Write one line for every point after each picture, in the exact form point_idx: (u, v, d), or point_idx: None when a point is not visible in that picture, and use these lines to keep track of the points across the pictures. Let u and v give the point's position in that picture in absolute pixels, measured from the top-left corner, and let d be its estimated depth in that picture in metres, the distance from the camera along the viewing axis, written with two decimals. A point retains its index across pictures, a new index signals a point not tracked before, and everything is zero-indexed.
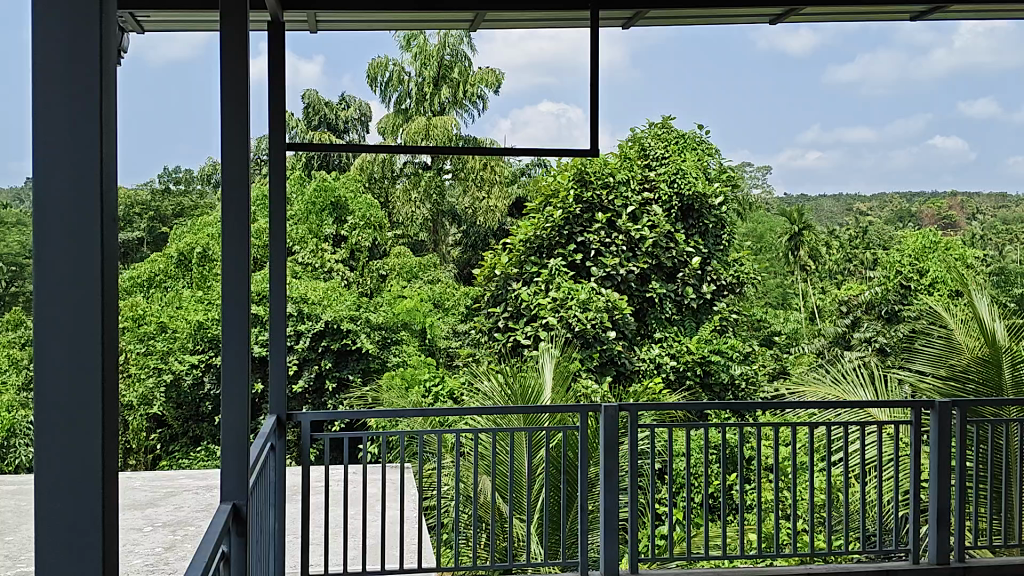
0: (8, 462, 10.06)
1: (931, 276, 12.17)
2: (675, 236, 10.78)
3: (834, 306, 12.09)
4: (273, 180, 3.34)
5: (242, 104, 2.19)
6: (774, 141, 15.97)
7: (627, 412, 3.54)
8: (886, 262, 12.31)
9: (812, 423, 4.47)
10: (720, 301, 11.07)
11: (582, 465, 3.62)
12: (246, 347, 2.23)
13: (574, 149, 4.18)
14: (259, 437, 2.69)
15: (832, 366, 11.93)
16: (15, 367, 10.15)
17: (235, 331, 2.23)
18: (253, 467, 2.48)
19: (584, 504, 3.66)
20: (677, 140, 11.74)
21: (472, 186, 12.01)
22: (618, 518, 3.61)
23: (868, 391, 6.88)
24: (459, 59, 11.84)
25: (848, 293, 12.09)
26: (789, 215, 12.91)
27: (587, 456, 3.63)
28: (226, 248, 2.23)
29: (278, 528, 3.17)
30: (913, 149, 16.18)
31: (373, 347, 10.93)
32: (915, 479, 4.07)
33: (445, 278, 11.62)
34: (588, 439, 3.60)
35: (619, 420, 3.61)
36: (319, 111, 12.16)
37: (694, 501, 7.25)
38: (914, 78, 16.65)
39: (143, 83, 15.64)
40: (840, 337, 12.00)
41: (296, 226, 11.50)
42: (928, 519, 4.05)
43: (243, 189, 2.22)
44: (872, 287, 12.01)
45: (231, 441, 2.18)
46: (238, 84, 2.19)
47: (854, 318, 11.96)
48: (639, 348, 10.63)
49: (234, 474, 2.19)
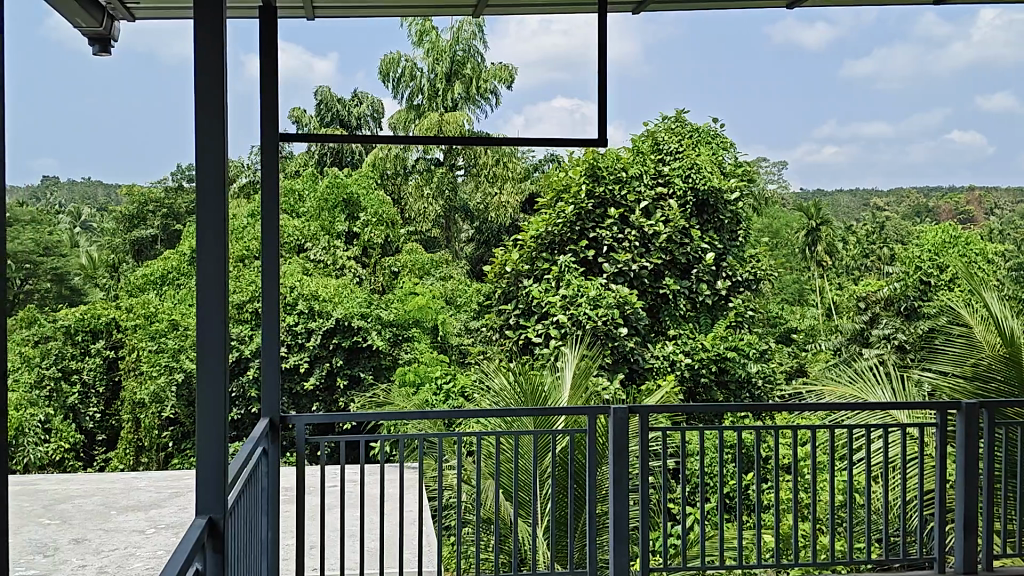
0: (19, 461, 11.13)
1: (951, 273, 11.76)
2: (690, 231, 10.67)
3: (852, 302, 11.79)
4: (267, 182, 3.26)
5: (218, 81, 1.92)
6: (791, 136, 15.86)
7: (638, 414, 3.43)
8: (905, 258, 12.28)
9: (835, 424, 4.37)
10: (736, 298, 10.96)
11: (590, 468, 3.48)
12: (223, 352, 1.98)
13: (582, 138, 3.97)
14: (249, 441, 2.57)
15: (850, 364, 11.53)
16: (26, 367, 10.82)
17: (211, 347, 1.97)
18: (236, 480, 2.33)
19: (592, 513, 3.52)
20: (690, 134, 11.60)
21: (484, 181, 12.13)
22: (629, 526, 3.47)
23: (887, 391, 6.77)
24: (471, 55, 11.88)
25: (868, 290, 11.69)
26: (806, 211, 13.11)
27: (595, 461, 3.49)
28: (200, 245, 1.95)
29: (272, 536, 3.13)
30: (931, 143, 16.06)
31: (384, 344, 10.84)
32: (940, 485, 3.93)
33: (457, 275, 11.78)
34: (594, 440, 3.47)
35: (627, 422, 3.49)
36: (331, 107, 12.15)
37: (710, 502, 7.23)
38: (931, 72, 16.59)
39: (139, 80, 15.28)
40: (859, 333, 11.65)
41: (308, 223, 11.43)
42: (954, 526, 3.96)
43: (219, 180, 1.95)
44: (892, 282, 11.52)
45: (208, 460, 1.96)
46: (217, 55, 1.93)
47: (873, 315, 11.57)
48: (653, 345, 10.54)
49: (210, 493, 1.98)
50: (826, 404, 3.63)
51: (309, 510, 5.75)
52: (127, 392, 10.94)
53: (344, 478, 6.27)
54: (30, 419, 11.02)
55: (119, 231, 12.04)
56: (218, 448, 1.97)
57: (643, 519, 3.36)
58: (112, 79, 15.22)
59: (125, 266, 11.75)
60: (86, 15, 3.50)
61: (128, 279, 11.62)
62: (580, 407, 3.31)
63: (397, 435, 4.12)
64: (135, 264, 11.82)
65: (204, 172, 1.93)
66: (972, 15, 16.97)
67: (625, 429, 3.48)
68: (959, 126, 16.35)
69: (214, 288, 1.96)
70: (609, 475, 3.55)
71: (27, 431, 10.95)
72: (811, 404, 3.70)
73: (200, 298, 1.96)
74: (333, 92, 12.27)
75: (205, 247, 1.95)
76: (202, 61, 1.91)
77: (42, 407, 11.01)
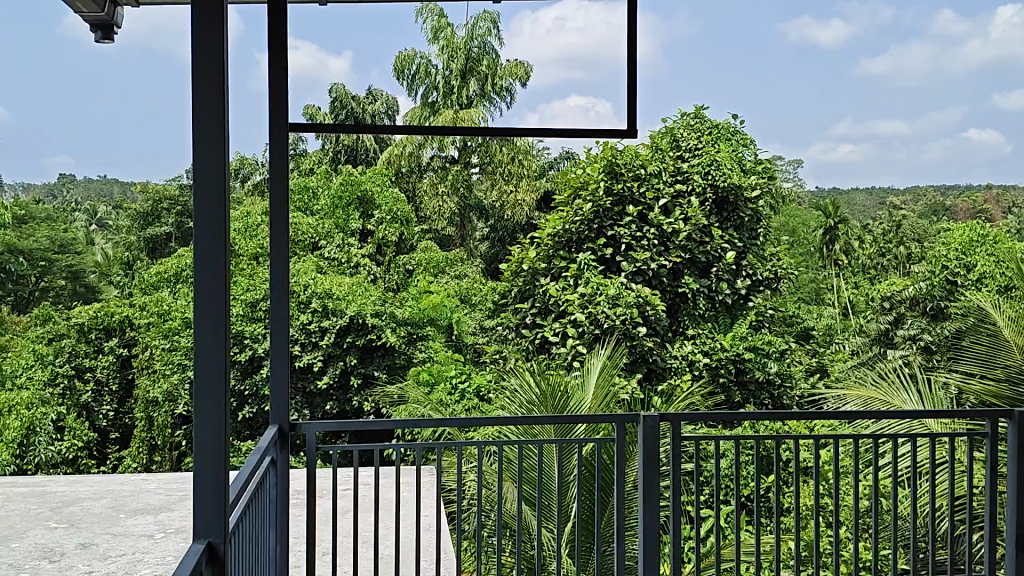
0: (27, 460, 10.97)
1: (979, 270, 11.72)
2: (710, 230, 10.59)
3: (877, 303, 11.83)
4: (274, 185, 3.00)
5: (218, 77, 1.76)
6: (807, 133, 15.71)
7: (670, 422, 3.27)
8: (932, 256, 12.21)
9: (879, 435, 4.20)
10: (755, 297, 10.93)
11: (618, 473, 3.37)
12: (222, 367, 1.81)
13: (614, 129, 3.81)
14: (256, 452, 2.46)
15: (876, 367, 11.58)
16: (41, 364, 11.09)
17: (209, 362, 1.80)
18: (240, 496, 2.18)
19: (621, 520, 3.39)
20: (710, 131, 11.42)
21: (500, 180, 11.90)
22: (658, 538, 3.31)
23: (912, 394, 6.73)
24: (487, 51, 11.77)
25: (893, 289, 11.74)
26: (824, 209, 12.98)
27: (624, 469, 3.36)
28: (198, 259, 1.79)
29: (280, 549, 3.03)
30: (947, 141, 16.08)
31: (399, 342, 10.83)
32: (991, 492, 3.79)
33: (472, 273, 11.56)
34: (623, 448, 3.35)
35: (658, 431, 3.32)
36: (345, 105, 12.82)
37: (730, 505, 7.24)
38: (946, 70, 16.28)
39: (142, 80, 15.12)
40: (884, 334, 11.66)
41: (322, 221, 11.43)
42: (1003, 541, 3.79)
43: (218, 191, 1.79)
44: (917, 282, 11.61)
45: (206, 475, 1.80)
46: (216, 46, 1.77)
47: (898, 315, 11.62)
48: (672, 345, 10.37)
49: (206, 513, 1.81)
50: (863, 415, 3.49)
51: (325, 516, 5.66)
52: (140, 389, 10.97)
53: (361, 481, 6.24)
54: (41, 419, 10.97)
55: (134, 228, 11.90)
56: (218, 470, 1.80)
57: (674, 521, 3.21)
58: (123, 76, 15.08)
59: (139, 264, 11.71)
60: (87, 1, 3.42)
61: (141, 276, 11.59)
62: (606, 414, 3.18)
63: (419, 447, 4.05)
64: (150, 262, 11.75)
65: (203, 173, 1.77)
66: (987, 14, 16.57)
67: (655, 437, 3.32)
68: (976, 125, 16.15)
69: (213, 296, 1.80)
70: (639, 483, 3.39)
71: (39, 430, 10.95)
72: (843, 413, 3.50)
73: (197, 314, 1.79)
74: (347, 90, 12.86)
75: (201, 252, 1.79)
76: (199, 56, 1.76)
77: (53, 406, 10.98)
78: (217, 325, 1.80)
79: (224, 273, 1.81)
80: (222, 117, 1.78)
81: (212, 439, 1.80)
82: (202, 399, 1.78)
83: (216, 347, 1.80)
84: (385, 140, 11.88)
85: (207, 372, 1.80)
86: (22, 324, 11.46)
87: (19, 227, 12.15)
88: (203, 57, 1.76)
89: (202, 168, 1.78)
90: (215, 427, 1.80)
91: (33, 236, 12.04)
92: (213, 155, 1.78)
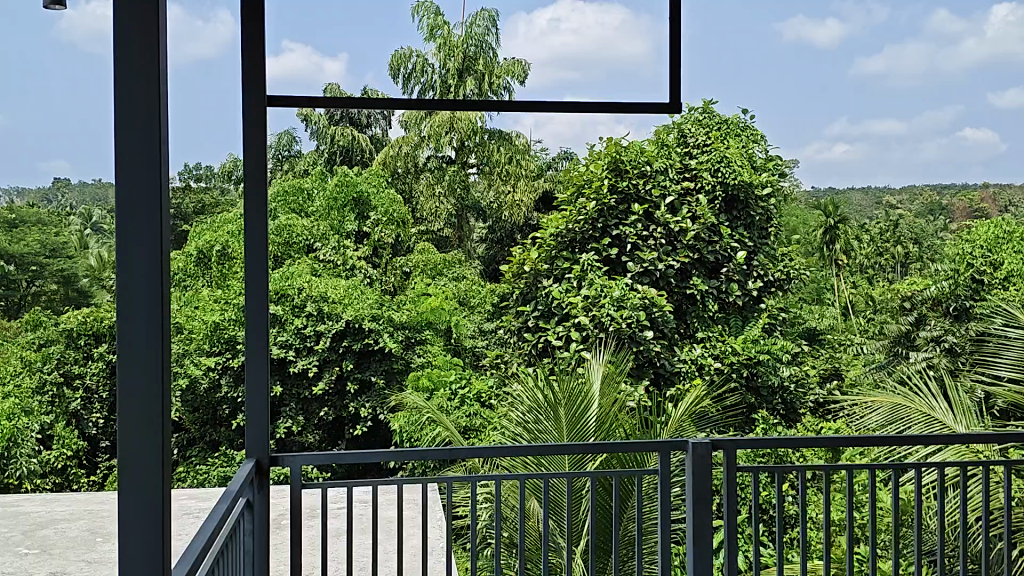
0: (9, 474, 10.62)
1: (1005, 267, 11.37)
2: (719, 229, 10.36)
3: (898, 303, 11.57)
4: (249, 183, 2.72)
5: (151, 30, 1.42)
6: (802, 133, 15.54)
7: (721, 449, 3.04)
8: (957, 255, 11.84)
9: (910, 463, 3.92)
10: (766, 299, 10.76)
11: (664, 509, 3.05)
12: (156, 375, 1.48)
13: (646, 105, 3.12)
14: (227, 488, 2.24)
15: (895, 367, 11.39)
16: (29, 369, 10.85)
17: (141, 366, 1.47)
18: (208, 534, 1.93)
19: (667, 551, 3.05)
20: (720, 126, 11.10)
21: (497, 180, 11.69)
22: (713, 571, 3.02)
23: (941, 401, 6.54)
24: (482, 50, 12.43)
25: (913, 289, 11.51)
26: (825, 208, 12.81)
27: (668, 508, 3.05)
28: (128, 249, 1.45)
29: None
30: (943, 141, 15.81)
31: (397, 347, 10.59)
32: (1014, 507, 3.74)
33: (470, 275, 11.28)
34: (668, 481, 3.03)
35: (708, 463, 3.01)
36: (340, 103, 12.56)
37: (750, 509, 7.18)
38: (943, 70, 16.00)
39: None
40: (904, 335, 11.40)
41: (317, 223, 11.15)
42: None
43: (153, 163, 1.45)
44: (939, 283, 11.39)
45: (135, 502, 1.47)
46: None
47: (919, 315, 11.32)
48: (680, 349, 10.22)
49: (140, 558, 1.47)
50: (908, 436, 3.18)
51: (338, 533, 5.49)
52: None
53: (360, 497, 6.08)
54: (26, 429, 10.71)
55: None
56: (153, 498, 1.48)
57: (729, 557, 2.94)
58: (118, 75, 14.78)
59: None
60: None
61: None
62: (655, 440, 2.88)
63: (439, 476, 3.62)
64: None
65: (135, 145, 1.44)
66: (985, 11, 16.40)
67: (706, 468, 3.02)
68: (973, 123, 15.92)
69: (146, 292, 1.46)
70: (687, 522, 3.05)
71: (22, 441, 10.69)
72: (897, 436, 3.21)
73: (129, 317, 1.46)
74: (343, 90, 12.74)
75: (129, 258, 1.46)
76: (123, 30, 1.42)
77: (39, 415, 10.75)
78: (152, 350, 1.48)
79: (158, 257, 1.46)
80: (156, 89, 1.44)
81: (147, 464, 1.48)
82: (134, 421, 1.47)
83: (149, 353, 1.47)
84: (380, 140, 11.67)
85: (141, 383, 1.47)
86: (11, 329, 10.98)
87: (11, 231, 11.31)
88: (131, 26, 1.42)
89: (132, 152, 1.44)
90: (148, 448, 1.48)
91: (24, 241, 11.23)
92: (146, 140, 1.45)
